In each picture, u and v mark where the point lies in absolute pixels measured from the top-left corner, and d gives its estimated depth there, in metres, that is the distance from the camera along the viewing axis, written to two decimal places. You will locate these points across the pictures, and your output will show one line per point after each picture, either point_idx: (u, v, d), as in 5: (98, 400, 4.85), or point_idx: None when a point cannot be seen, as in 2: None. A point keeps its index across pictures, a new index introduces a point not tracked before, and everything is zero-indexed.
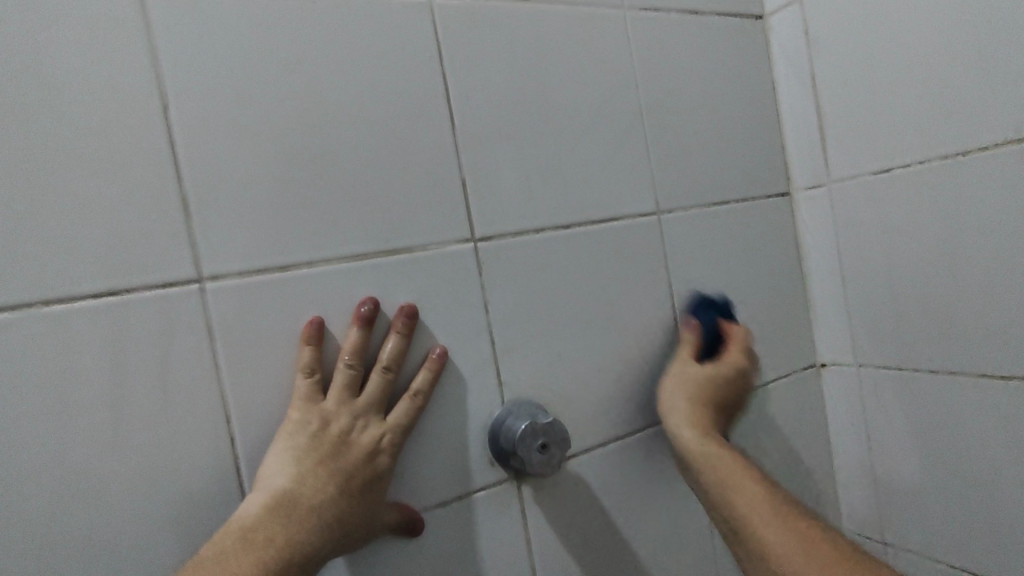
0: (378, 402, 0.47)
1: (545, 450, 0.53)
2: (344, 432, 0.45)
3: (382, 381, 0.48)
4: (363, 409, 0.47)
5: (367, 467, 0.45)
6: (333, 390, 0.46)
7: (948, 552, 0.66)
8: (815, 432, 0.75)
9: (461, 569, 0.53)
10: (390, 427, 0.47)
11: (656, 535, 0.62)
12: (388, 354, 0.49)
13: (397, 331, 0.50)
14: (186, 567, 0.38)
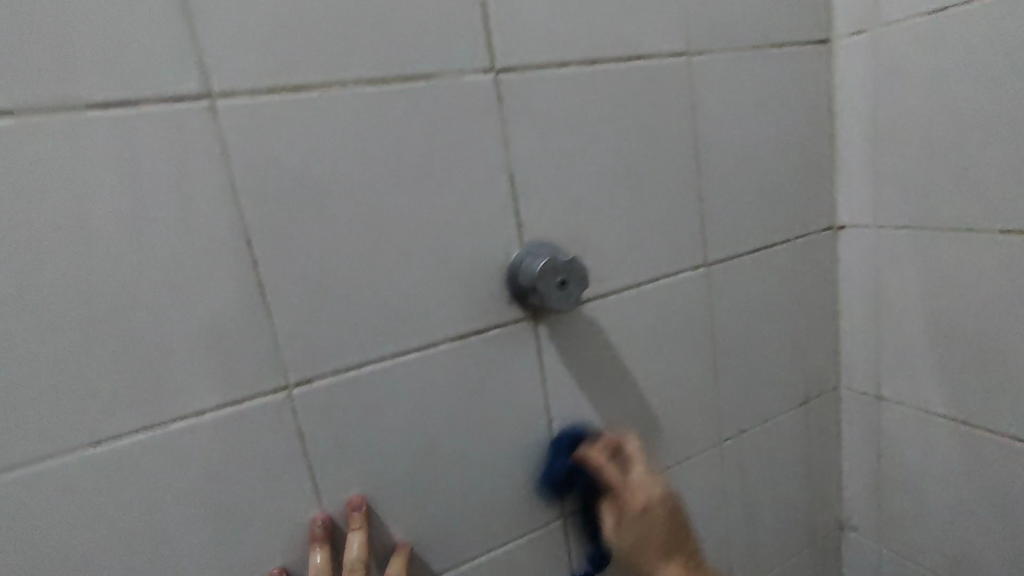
0: None
1: (564, 287, 0.52)
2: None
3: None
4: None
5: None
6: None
7: (941, 404, 0.69)
8: (825, 293, 0.76)
9: (478, 398, 0.56)
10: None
11: (660, 378, 0.66)
12: (356, 559, 0.49)
13: (357, 534, 0.50)
14: None
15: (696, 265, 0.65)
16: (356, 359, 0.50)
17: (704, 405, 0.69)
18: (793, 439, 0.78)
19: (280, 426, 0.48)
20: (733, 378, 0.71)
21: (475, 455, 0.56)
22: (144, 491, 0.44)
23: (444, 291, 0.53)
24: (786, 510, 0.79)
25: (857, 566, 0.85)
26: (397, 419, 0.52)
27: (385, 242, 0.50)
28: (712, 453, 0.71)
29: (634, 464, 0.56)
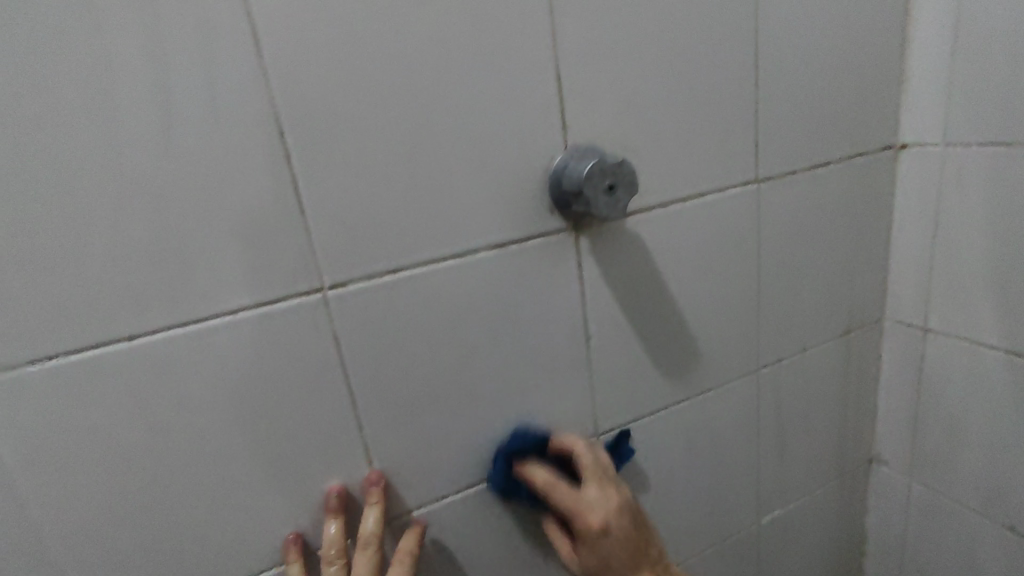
0: None
1: (612, 193, 0.48)
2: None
3: (368, 557, 0.49)
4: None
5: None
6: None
7: (993, 336, 0.66)
8: (877, 218, 0.72)
9: (517, 311, 0.54)
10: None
11: (703, 300, 0.63)
12: (369, 532, 0.49)
13: (373, 507, 0.50)
14: None
15: (747, 181, 0.61)
16: (394, 263, 0.48)
17: (745, 330, 0.67)
18: (831, 369, 0.76)
19: (316, 329, 0.47)
20: (776, 303, 0.68)
21: (512, 369, 0.55)
22: (181, 388, 0.44)
23: (484, 195, 0.50)
24: (818, 440, 0.78)
25: (884, 497, 0.85)
26: (435, 328, 0.51)
27: (424, 140, 0.47)
28: (749, 380, 0.69)
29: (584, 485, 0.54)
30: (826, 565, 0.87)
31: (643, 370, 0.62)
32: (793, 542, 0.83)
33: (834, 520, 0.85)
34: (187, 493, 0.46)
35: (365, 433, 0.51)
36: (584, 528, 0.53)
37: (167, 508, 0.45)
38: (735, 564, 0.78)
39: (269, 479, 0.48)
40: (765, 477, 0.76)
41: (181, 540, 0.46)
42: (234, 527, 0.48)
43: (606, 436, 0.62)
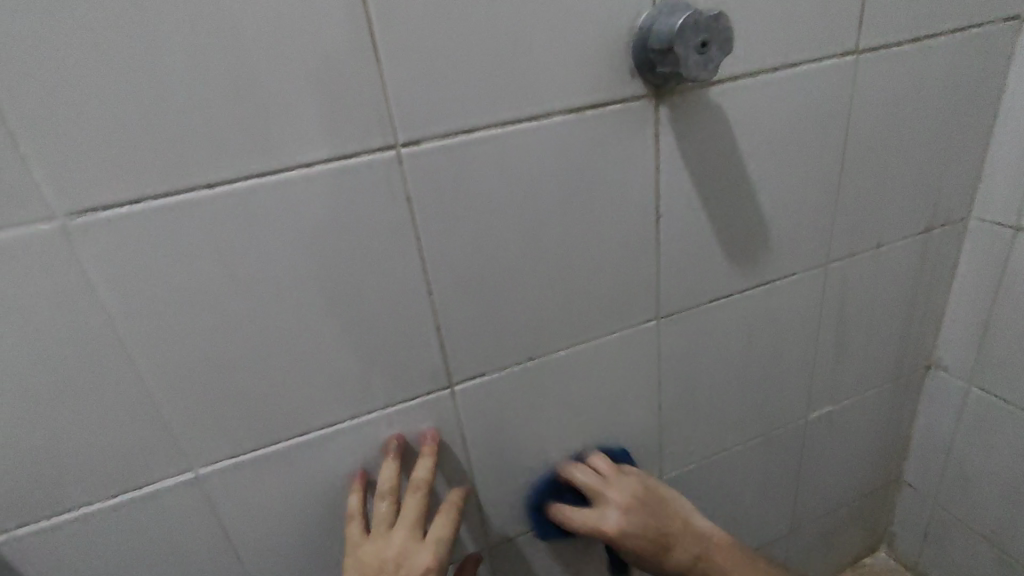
0: (415, 523, 0.53)
1: (704, 50, 0.45)
2: (386, 559, 0.51)
3: (418, 501, 0.53)
4: (404, 539, 0.52)
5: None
6: (377, 526, 0.53)
7: None
8: (980, 103, 0.65)
9: (589, 183, 0.52)
10: (429, 548, 0.52)
11: (780, 185, 0.60)
12: (421, 479, 0.54)
13: (425, 457, 0.55)
14: None
15: (846, 52, 0.56)
16: (469, 122, 0.46)
17: (820, 219, 0.64)
18: (903, 269, 0.72)
19: (389, 187, 0.46)
20: (856, 193, 0.64)
21: (579, 243, 0.54)
22: (259, 240, 0.44)
23: (565, 51, 0.46)
24: (878, 341, 0.77)
25: (936, 402, 0.84)
26: (506, 194, 0.49)
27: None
28: (816, 272, 0.67)
29: (606, 490, 0.61)
30: (866, 464, 0.89)
31: (710, 254, 0.60)
32: (837, 439, 0.84)
33: (882, 422, 0.85)
34: (266, 344, 0.47)
35: (434, 297, 0.51)
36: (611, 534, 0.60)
37: (248, 356, 0.47)
38: (777, 454, 0.80)
39: (343, 338, 0.50)
40: (819, 373, 0.76)
41: (262, 387, 0.49)
42: (310, 379, 0.50)
43: (666, 318, 0.62)
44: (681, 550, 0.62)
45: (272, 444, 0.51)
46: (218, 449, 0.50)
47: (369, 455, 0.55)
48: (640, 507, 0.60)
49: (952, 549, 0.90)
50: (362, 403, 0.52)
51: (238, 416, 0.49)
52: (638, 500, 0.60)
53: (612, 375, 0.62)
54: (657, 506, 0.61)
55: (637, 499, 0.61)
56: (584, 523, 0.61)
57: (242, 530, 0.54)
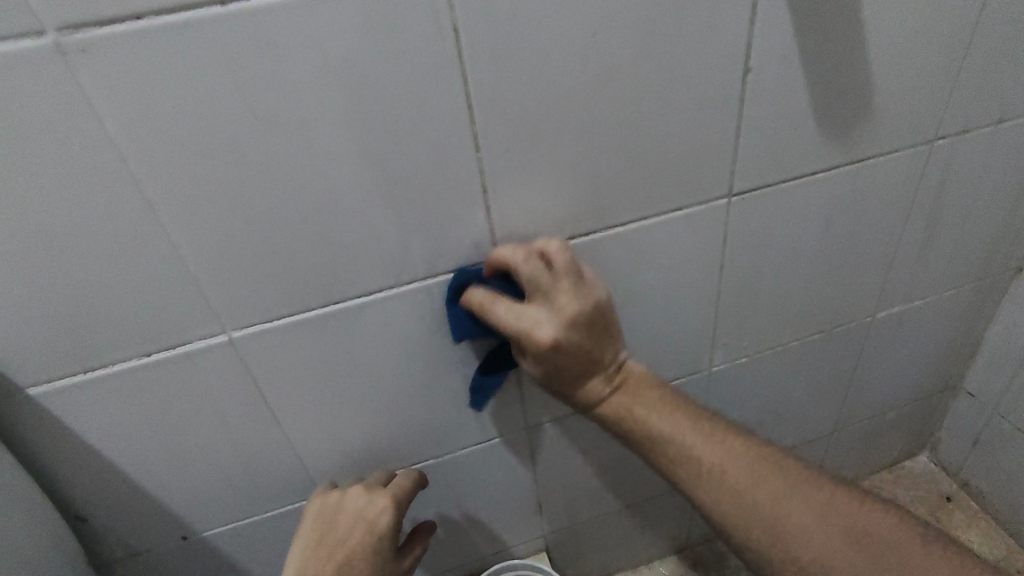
0: (382, 479, 0.58)
1: None
2: (347, 498, 0.55)
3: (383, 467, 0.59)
4: (365, 487, 0.56)
5: (367, 528, 0.53)
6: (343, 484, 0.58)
7: None
8: None
9: (672, 23, 0.43)
10: (387, 491, 0.56)
11: (898, 38, 0.50)
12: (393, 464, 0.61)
13: None
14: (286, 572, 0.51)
15: None
16: None
17: (938, 83, 0.53)
18: (1020, 153, 0.62)
19: (433, 13, 0.38)
20: (990, 52, 0.53)
21: (651, 99, 0.46)
22: (284, 76, 0.38)
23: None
24: (970, 236, 0.68)
25: (1020, 307, 0.77)
26: (572, 30, 0.41)
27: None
28: (919, 151, 0.58)
29: (558, 288, 0.48)
30: (925, 369, 0.84)
31: (800, 121, 0.52)
32: (900, 341, 0.78)
33: (953, 326, 0.79)
34: (296, 198, 0.43)
35: (481, 156, 0.45)
36: (565, 345, 0.49)
37: (277, 211, 0.43)
38: (833, 352, 0.75)
39: (380, 200, 0.45)
40: (896, 268, 0.68)
41: (293, 247, 0.45)
42: (344, 242, 0.46)
43: (738, 195, 0.55)
44: (602, 376, 0.55)
45: (306, 310, 0.48)
46: (251, 310, 0.47)
47: (407, 327, 0.52)
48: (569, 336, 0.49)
49: (1004, 457, 0.87)
50: (400, 274, 0.49)
51: (270, 276, 0.46)
52: (587, 309, 0.49)
53: (669, 259, 0.57)
54: (599, 333, 0.51)
55: (581, 317, 0.49)
56: (506, 324, 0.48)
57: (279, 395, 0.53)
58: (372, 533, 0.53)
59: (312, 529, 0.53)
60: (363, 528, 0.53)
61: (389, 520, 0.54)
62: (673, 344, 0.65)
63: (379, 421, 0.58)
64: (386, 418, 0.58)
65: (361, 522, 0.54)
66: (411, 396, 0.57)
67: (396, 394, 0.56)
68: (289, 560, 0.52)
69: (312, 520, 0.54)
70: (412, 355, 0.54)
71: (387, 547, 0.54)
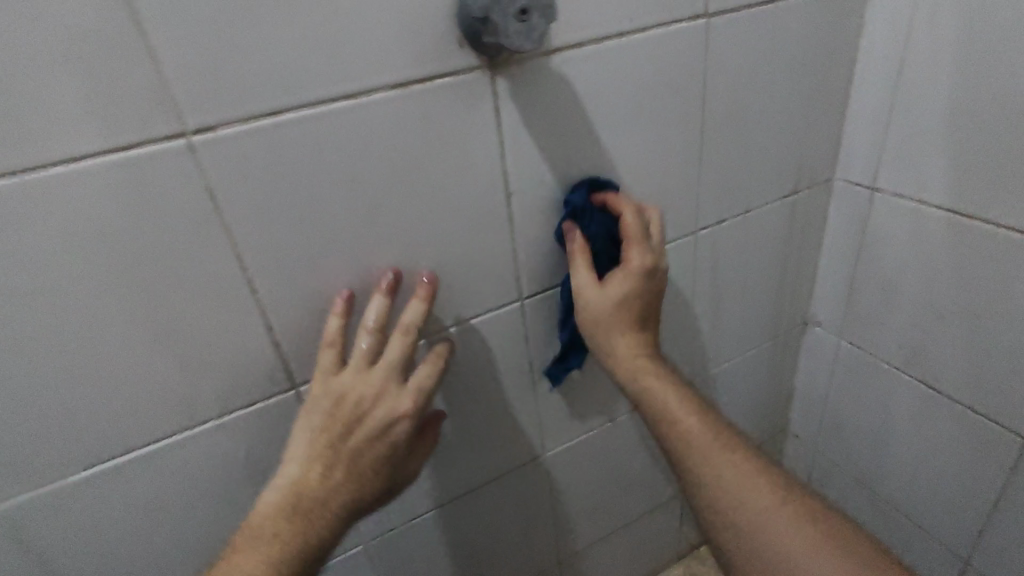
0: (401, 364, 0.49)
1: (524, 16, 0.41)
2: (365, 400, 0.47)
3: (406, 345, 0.49)
4: (383, 383, 0.48)
5: (381, 440, 0.48)
6: (355, 361, 0.48)
7: (935, 191, 0.64)
8: (838, 65, 0.65)
9: (430, 165, 0.48)
10: (409, 397, 0.49)
11: (639, 156, 0.58)
12: (411, 323, 0.49)
13: (420, 297, 0.50)
14: (284, 481, 0.47)
15: (695, 15, 0.54)
16: (273, 102, 0.41)
17: (685, 187, 0.63)
18: (775, 233, 0.73)
19: (187, 181, 0.41)
20: (721, 160, 0.64)
21: (425, 229, 0.51)
22: (30, 243, 0.38)
23: (380, 11, 0.42)
24: (753, 304, 0.78)
25: (813, 358, 0.87)
26: (331, 179, 0.45)
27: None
28: (685, 242, 0.67)
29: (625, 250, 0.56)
30: (753, 421, 0.92)
31: None
32: (722, 400, 0.86)
33: (764, 381, 0.88)
34: (62, 358, 0.42)
35: (260, 296, 0.47)
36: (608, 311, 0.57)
37: (39, 375, 0.42)
38: None
39: (160, 350, 0.45)
40: (698, 338, 0.76)
41: (63, 408, 0.44)
42: (124, 392, 0.45)
43: (530, 298, 0.60)
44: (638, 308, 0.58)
45: (84, 467, 0.46)
46: (18, 477, 0.45)
47: (210, 464, 0.52)
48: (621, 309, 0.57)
49: (832, 491, 0.95)
50: (194, 415, 0.49)
51: (38, 439, 0.44)
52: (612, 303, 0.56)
53: (477, 362, 0.61)
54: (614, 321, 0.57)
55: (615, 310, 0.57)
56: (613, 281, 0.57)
57: (68, 558, 0.49)
58: (385, 443, 0.48)
59: (323, 424, 0.47)
60: (375, 437, 0.48)
61: (406, 431, 0.49)
62: (502, 438, 0.68)
63: (196, 563, 0.55)
64: (201, 559, 0.55)
65: (373, 433, 0.48)
66: (228, 530, 0.56)
67: (210, 532, 0.55)
68: (291, 453, 0.47)
69: (323, 417, 0.47)
70: (222, 490, 0.53)
71: (396, 457, 0.49)
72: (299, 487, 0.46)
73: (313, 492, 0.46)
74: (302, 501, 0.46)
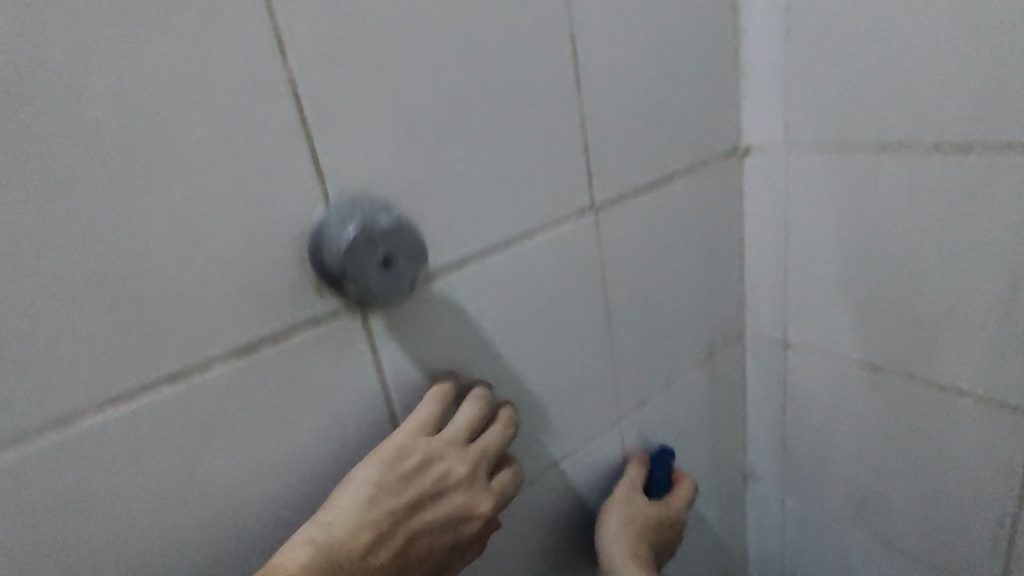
0: (492, 458, 0.43)
1: (389, 264, 0.36)
2: (450, 479, 0.40)
3: (503, 439, 0.43)
4: (472, 469, 0.41)
5: (444, 534, 0.40)
6: (454, 434, 0.41)
7: (846, 344, 0.62)
8: (728, 229, 0.65)
9: (292, 433, 0.38)
10: (489, 497, 0.42)
11: (546, 359, 0.52)
12: (511, 418, 0.45)
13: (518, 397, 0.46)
14: (318, 528, 0.35)
15: (582, 209, 0.51)
16: (57, 408, 0.30)
17: (599, 378, 0.57)
18: (699, 399, 0.69)
19: None
20: (632, 337, 0.59)
21: (292, 505, 0.39)
22: None
23: (203, 265, 0.33)
24: (690, 471, 0.71)
25: (760, 516, 0.81)
26: (158, 484, 0.34)
27: (68, 200, 0.29)
28: (610, 433, 0.60)
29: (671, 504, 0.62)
30: None
31: None
32: None
33: (716, 551, 0.80)
34: None
35: None
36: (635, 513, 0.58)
37: None
38: None
39: None
40: None
41: None
42: None
43: None
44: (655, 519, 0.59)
45: None
46: None
47: None
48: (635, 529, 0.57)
49: None
50: None
51: None
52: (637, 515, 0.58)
53: None
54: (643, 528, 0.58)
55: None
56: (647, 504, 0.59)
57: None
58: (445, 534, 0.40)
59: (399, 483, 0.38)
60: (438, 523, 0.39)
61: (467, 533, 0.41)
62: None
63: None
64: None
65: (442, 521, 0.39)
66: None
67: None
68: (346, 498, 0.36)
69: (400, 475, 0.38)
70: None
71: (444, 554, 0.40)
72: (347, 541, 0.35)
73: (354, 549, 0.35)
74: (337, 553, 0.34)
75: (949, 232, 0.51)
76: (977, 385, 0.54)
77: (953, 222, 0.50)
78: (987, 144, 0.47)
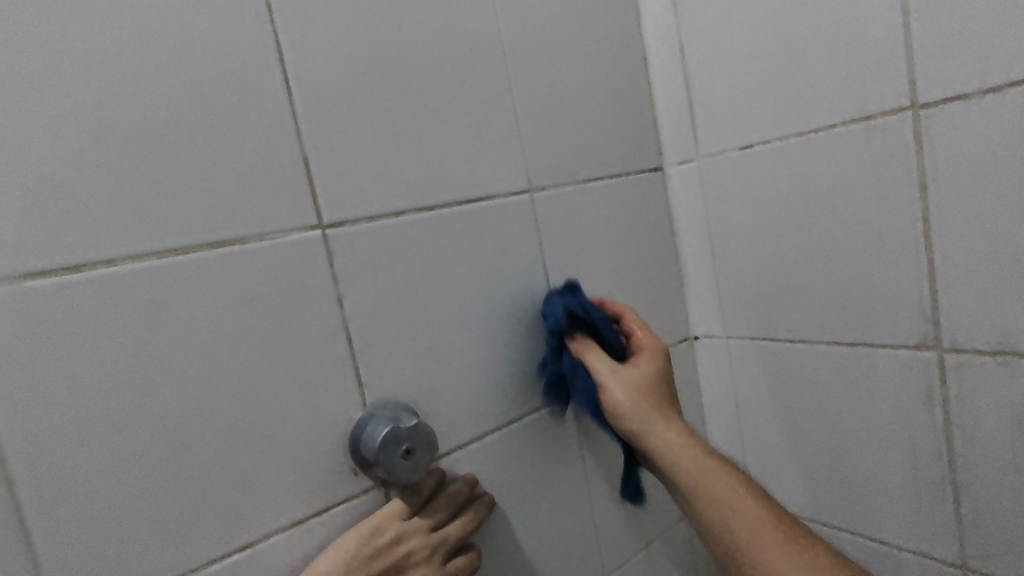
0: (450, 546, 0.52)
1: (409, 456, 0.49)
2: (410, 557, 0.50)
3: (463, 530, 0.53)
4: (429, 553, 0.51)
5: None
6: (422, 521, 0.51)
7: (799, 503, 0.71)
8: (689, 401, 0.77)
9: None
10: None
11: (534, 523, 0.62)
12: (474, 515, 0.54)
13: (486, 497, 0.56)
14: None
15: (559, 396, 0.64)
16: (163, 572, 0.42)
17: (582, 538, 0.66)
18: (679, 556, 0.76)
19: None
20: (609, 500, 0.69)
21: None
22: None
23: (274, 460, 0.47)
24: None
25: None
26: None
27: (195, 419, 0.43)
28: None
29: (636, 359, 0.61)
30: None
31: None
32: None
33: None
34: None
35: None
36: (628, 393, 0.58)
37: None
38: None
39: None
40: None
41: None
42: None
43: None
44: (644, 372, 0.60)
45: None
46: None
47: None
48: (636, 389, 0.58)
49: None
50: None
51: None
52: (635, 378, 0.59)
53: None
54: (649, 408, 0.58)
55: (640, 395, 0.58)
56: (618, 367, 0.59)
57: None
58: None
59: (370, 554, 0.47)
60: None
61: None
62: None
63: None
64: None
65: None
66: None
67: None
68: (325, 562, 0.46)
69: (372, 549, 0.48)
70: None
71: None
72: None
73: None
74: None
75: (856, 407, 0.63)
76: (912, 543, 0.62)
77: (858, 401, 0.63)
78: (867, 341, 0.60)
